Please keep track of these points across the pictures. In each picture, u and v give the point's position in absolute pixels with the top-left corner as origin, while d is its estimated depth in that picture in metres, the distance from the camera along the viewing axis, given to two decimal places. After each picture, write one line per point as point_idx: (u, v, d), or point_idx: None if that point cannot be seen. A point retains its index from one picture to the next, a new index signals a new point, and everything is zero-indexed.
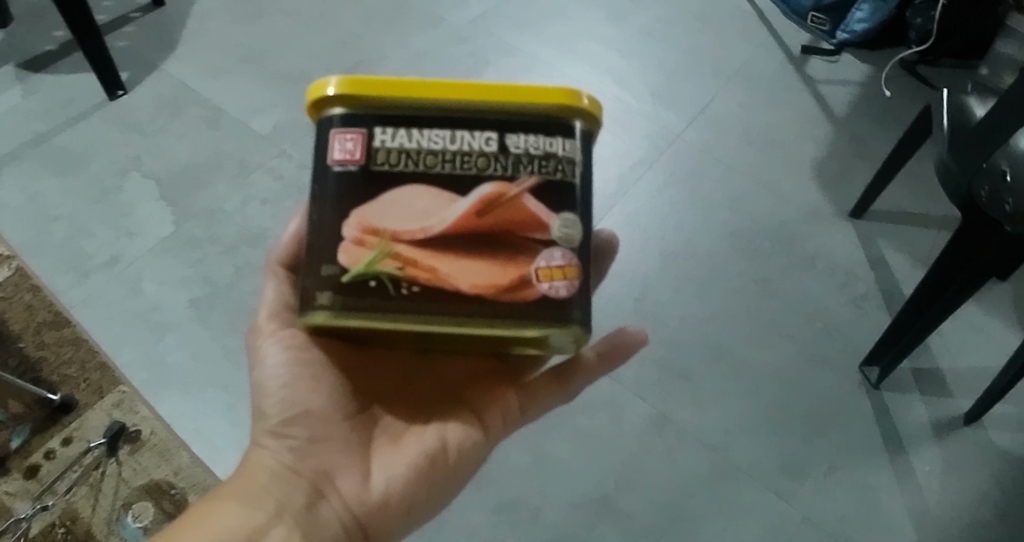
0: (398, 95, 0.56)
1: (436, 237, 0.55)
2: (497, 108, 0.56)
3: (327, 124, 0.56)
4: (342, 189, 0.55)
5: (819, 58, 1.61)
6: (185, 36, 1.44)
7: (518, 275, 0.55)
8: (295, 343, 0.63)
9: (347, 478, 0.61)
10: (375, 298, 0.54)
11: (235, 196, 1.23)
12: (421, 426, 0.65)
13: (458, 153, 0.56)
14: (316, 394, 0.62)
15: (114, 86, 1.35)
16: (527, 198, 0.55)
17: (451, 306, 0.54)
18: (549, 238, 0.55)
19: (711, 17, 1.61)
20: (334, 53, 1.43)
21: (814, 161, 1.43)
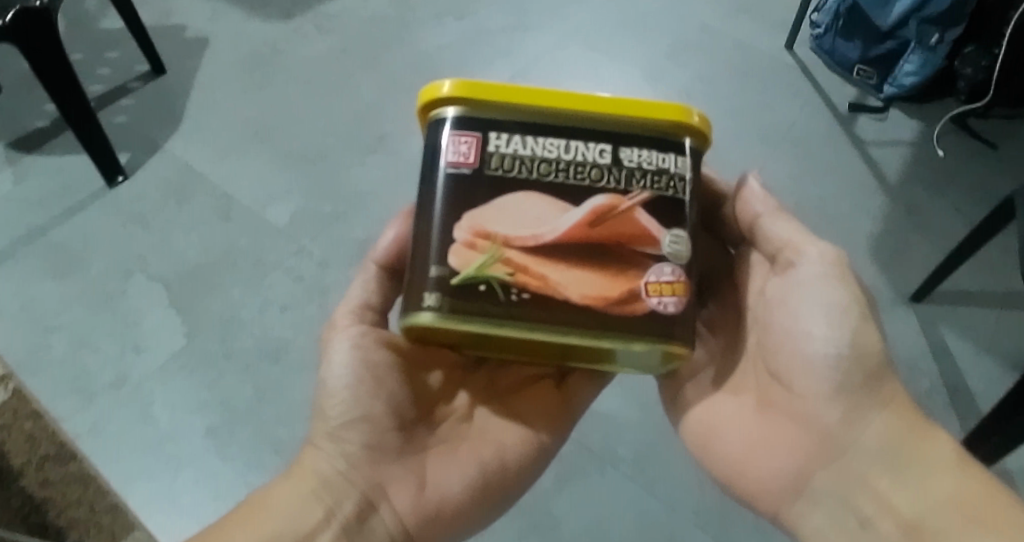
0: (517, 102, 0.61)
1: (547, 246, 0.59)
2: (611, 121, 0.62)
3: (444, 125, 0.61)
4: (457, 187, 0.59)
5: (868, 116, 1.50)
6: (188, 110, 1.33)
7: (628, 288, 0.59)
8: (365, 346, 0.69)
9: (402, 487, 0.67)
10: (485, 303, 0.57)
11: (250, 302, 1.11)
12: (477, 437, 0.72)
13: (573, 162, 0.61)
14: (376, 401, 0.67)
15: (113, 170, 1.24)
16: (640, 211, 0.60)
17: (564, 314, 0.58)
18: (659, 254, 0.60)
19: (751, 72, 1.51)
20: (351, 125, 1.31)
21: (872, 235, 1.33)
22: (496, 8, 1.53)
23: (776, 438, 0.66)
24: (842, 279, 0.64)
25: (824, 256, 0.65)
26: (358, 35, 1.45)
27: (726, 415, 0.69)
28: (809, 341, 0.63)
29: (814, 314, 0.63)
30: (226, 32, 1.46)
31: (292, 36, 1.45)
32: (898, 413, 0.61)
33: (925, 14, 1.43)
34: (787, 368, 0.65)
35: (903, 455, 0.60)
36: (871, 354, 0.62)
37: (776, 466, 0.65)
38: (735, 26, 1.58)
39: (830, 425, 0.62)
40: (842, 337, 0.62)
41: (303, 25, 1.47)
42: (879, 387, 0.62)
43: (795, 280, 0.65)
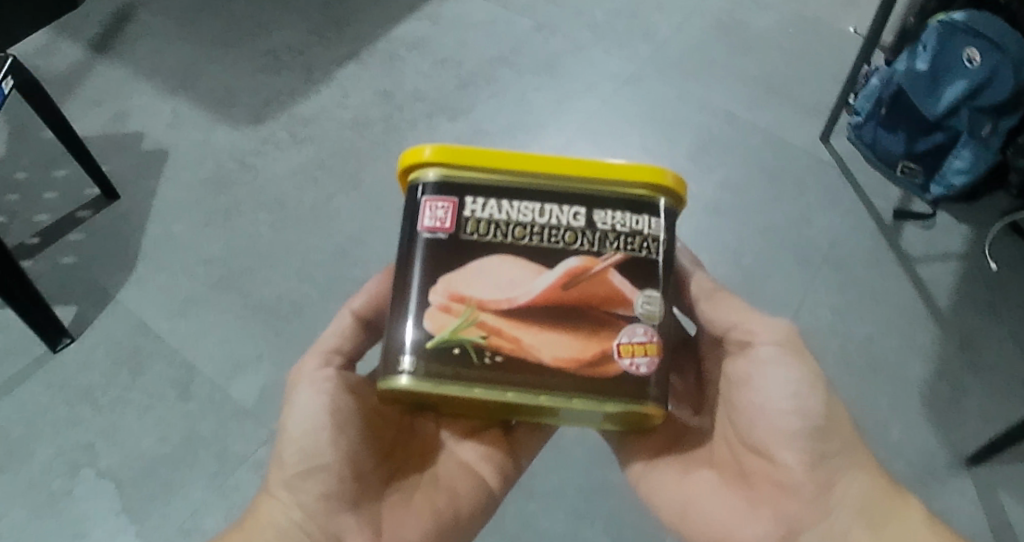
0: (491, 167, 0.62)
1: (520, 309, 0.61)
2: (585, 183, 0.62)
3: (420, 190, 0.62)
4: (433, 252, 0.61)
5: (914, 223, 1.32)
6: (144, 250, 1.18)
7: (599, 351, 0.60)
8: (330, 390, 0.67)
9: (356, 534, 0.65)
10: (455, 368, 0.59)
11: (217, 509, 0.98)
12: (434, 481, 0.71)
13: (547, 226, 0.62)
14: (338, 446, 0.65)
15: (57, 333, 1.08)
16: (613, 272, 0.61)
17: (534, 377, 0.59)
18: (631, 315, 0.61)
19: (784, 175, 1.33)
20: (327, 268, 1.15)
21: (925, 386, 1.17)
22: (494, 103, 1.35)
23: (755, 510, 0.68)
24: (797, 356, 0.68)
25: (777, 334, 0.68)
26: (337, 145, 1.27)
27: (692, 486, 0.72)
28: (778, 412, 0.66)
29: (782, 389, 0.66)
30: (188, 143, 1.29)
31: (263, 147, 1.27)
32: (869, 475, 0.66)
33: (978, 104, 1.25)
34: (759, 441, 0.68)
35: (878, 516, 0.65)
36: (837, 421, 0.66)
37: (756, 539, 0.68)
38: (766, 114, 1.39)
39: (807, 492, 0.66)
40: (810, 408, 0.66)
41: (275, 132, 1.29)
42: (850, 452, 0.66)
43: (753, 358, 0.69)
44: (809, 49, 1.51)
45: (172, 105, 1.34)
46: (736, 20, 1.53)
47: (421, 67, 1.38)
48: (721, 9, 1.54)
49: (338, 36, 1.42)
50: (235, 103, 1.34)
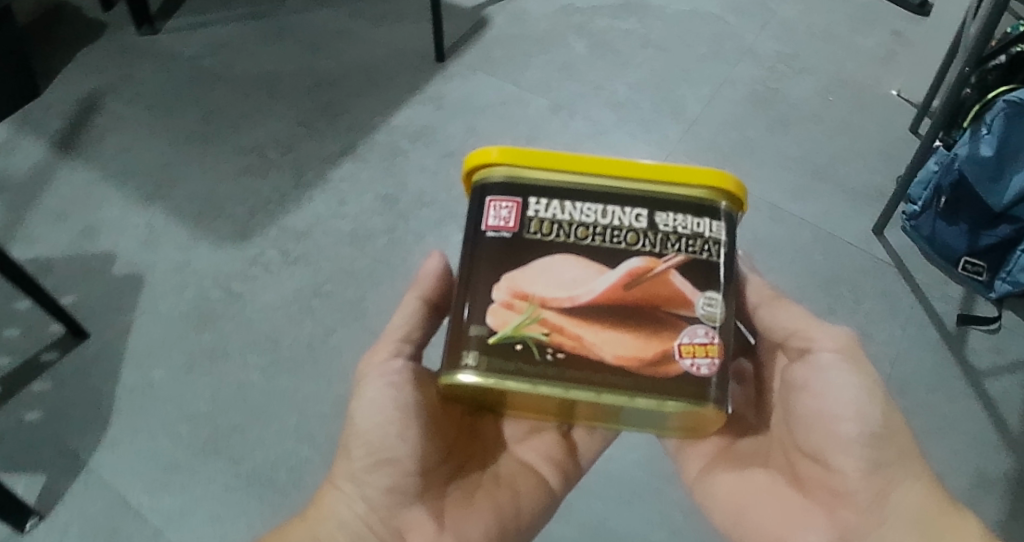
0: (552, 168, 0.59)
1: (582, 306, 0.56)
2: (645, 186, 0.59)
3: (482, 192, 0.59)
4: (493, 252, 0.57)
5: (979, 327, 1.18)
6: (120, 402, 1.03)
7: (661, 349, 0.55)
8: (399, 385, 0.63)
9: (417, 531, 0.63)
10: (517, 364, 0.55)
11: None
12: (495, 481, 0.68)
13: (609, 227, 0.58)
14: (404, 443, 0.62)
15: (20, 517, 0.93)
16: (674, 273, 0.57)
17: (595, 375, 0.55)
18: (693, 316, 0.56)
19: (838, 278, 1.19)
20: (326, 422, 1.00)
21: (999, 527, 1.02)
22: None
23: (807, 515, 0.64)
24: (858, 363, 0.63)
25: (837, 340, 0.64)
26: (333, 264, 1.12)
27: (748, 496, 0.67)
28: (835, 418, 0.61)
29: (840, 392, 0.62)
30: (165, 265, 1.14)
31: (250, 270, 1.12)
32: (928, 488, 0.61)
33: None
34: (813, 442, 0.63)
35: (939, 531, 0.59)
36: (897, 428, 0.61)
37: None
38: (814, 205, 1.25)
39: (862, 500, 0.60)
40: (871, 415, 0.60)
41: (264, 251, 1.13)
42: (911, 463, 0.61)
43: (812, 363, 0.64)
44: (852, 119, 1.36)
45: (147, 218, 1.19)
46: (771, 89, 1.38)
47: (425, 162, 1.22)
48: (753, 76, 1.39)
49: (330, 127, 1.28)
50: (218, 214, 1.18)
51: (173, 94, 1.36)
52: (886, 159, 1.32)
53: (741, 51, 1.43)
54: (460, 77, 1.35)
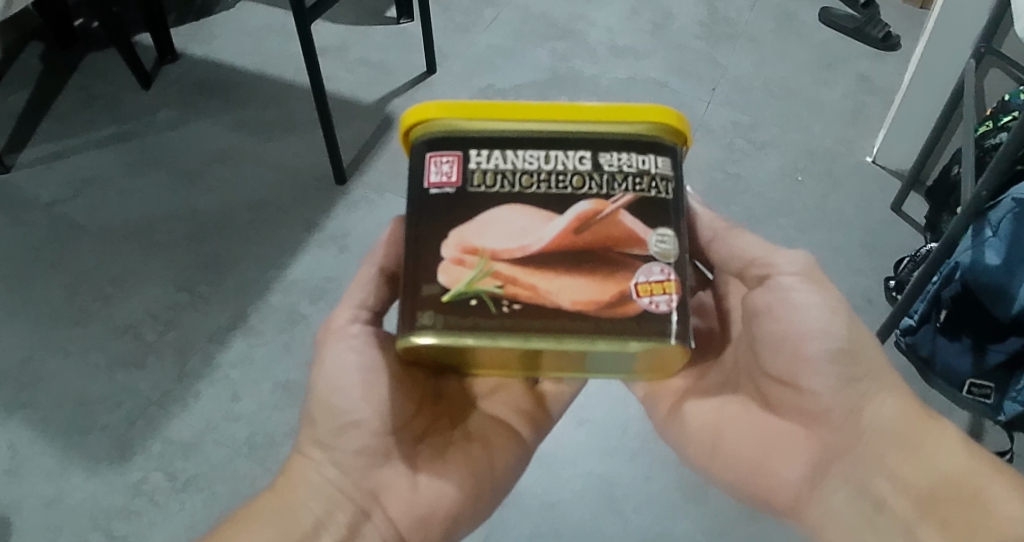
0: (488, 119, 0.53)
1: (534, 255, 0.50)
2: (583, 129, 0.53)
3: (419, 151, 0.53)
4: (435, 208, 0.51)
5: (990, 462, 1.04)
6: None
7: (618, 291, 0.49)
8: (366, 344, 0.55)
9: (394, 493, 0.56)
10: (471, 317, 0.48)
11: None
12: (466, 439, 0.59)
13: (554, 172, 0.52)
14: (371, 404, 0.54)
15: None
16: (625, 214, 0.51)
17: (555, 322, 0.48)
18: (646, 254, 0.50)
19: None
20: None
21: None
22: None
23: (796, 444, 0.57)
24: (819, 282, 0.56)
25: (799, 263, 0.57)
26: (229, 489, 0.93)
27: (726, 431, 0.59)
28: (805, 337, 0.54)
29: (808, 314, 0.54)
30: (31, 502, 0.94)
31: (134, 504, 0.93)
32: (900, 397, 0.55)
33: None
34: (782, 366, 0.55)
35: (917, 437, 0.53)
36: (863, 342, 0.55)
37: (784, 468, 0.57)
38: None
39: (835, 419, 0.55)
40: (836, 331, 0.54)
41: (150, 475, 0.95)
42: (880, 373, 0.55)
43: (771, 287, 0.56)
44: (826, 203, 1.19)
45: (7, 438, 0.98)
46: (731, 175, 1.20)
47: None
48: (709, 160, 1.22)
49: (215, 291, 1.07)
50: (90, 426, 0.99)
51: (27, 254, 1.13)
52: (868, 253, 1.15)
53: (693, 126, 1.25)
54: (365, 204, 1.14)
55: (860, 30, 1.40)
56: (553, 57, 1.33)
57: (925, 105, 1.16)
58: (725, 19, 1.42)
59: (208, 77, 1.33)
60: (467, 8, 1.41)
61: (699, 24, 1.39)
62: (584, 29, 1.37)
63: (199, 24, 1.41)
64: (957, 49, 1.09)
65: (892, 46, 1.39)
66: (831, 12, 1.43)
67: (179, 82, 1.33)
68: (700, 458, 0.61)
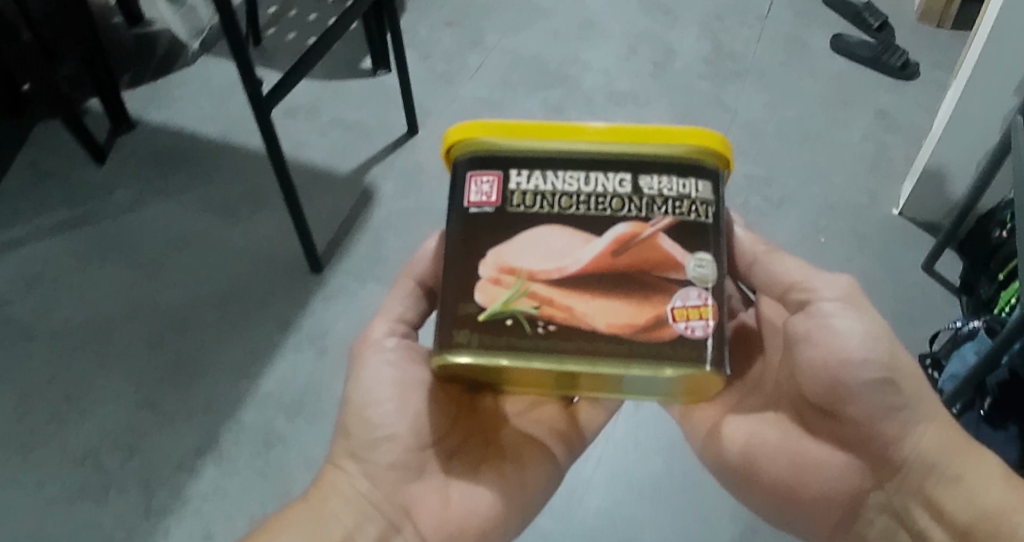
0: (536, 141, 0.75)
1: (569, 275, 0.70)
2: (629, 153, 0.74)
3: (470, 172, 0.74)
4: (481, 222, 0.72)
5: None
6: None
7: (654, 316, 0.69)
8: (396, 362, 0.82)
9: (420, 500, 0.81)
10: (505, 336, 0.68)
11: None
12: (497, 455, 0.85)
13: (594, 193, 0.73)
14: (405, 419, 0.80)
15: None
16: (663, 238, 0.71)
17: (588, 342, 0.68)
18: (684, 279, 0.70)
19: None
20: None
21: None
22: None
23: (823, 453, 0.83)
24: (857, 306, 0.78)
25: (838, 290, 0.79)
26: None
27: (762, 447, 0.87)
28: (851, 365, 0.76)
29: (850, 338, 0.76)
30: None
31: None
32: (941, 426, 0.77)
33: None
34: (825, 392, 0.79)
35: (949, 457, 0.76)
36: (906, 376, 0.76)
37: (833, 478, 0.83)
38: None
39: (878, 443, 0.78)
40: (879, 360, 0.75)
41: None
42: (921, 404, 0.77)
43: (814, 311, 0.79)
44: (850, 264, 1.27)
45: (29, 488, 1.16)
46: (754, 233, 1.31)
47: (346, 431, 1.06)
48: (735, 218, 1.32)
49: (180, 411, 1.23)
50: (107, 493, 1.16)
51: (21, 334, 1.31)
52: (898, 321, 1.21)
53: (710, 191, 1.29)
54: (345, 292, 1.33)
55: (876, 59, 1.52)
56: (548, 104, 1.50)
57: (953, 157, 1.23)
58: (731, 53, 1.58)
59: (165, 147, 1.52)
60: (448, 53, 1.60)
61: (705, 64, 1.55)
62: (577, 74, 1.55)
63: (157, 83, 1.62)
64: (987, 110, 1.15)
65: (911, 74, 1.51)
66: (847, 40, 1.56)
67: (142, 146, 1.52)
68: (740, 467, 0.88)
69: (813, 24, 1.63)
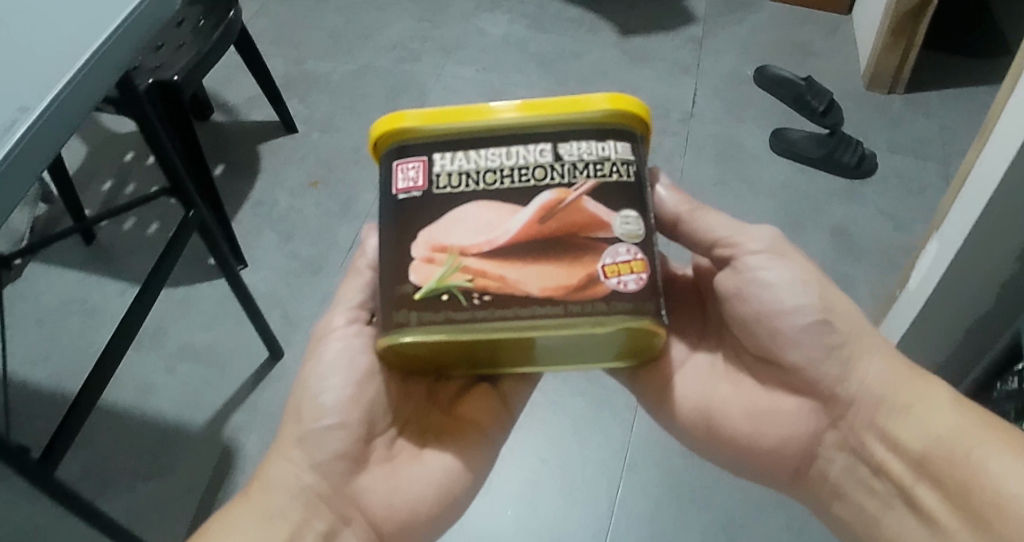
0: (455, 121, 0.56)
1: (502, 247, 0.52)
2: (541, 120, 0.55)
3: (393, 157, 0.55)
4: (408, 213, 0.53)
5: None
6: None
7: (586, 274, 0.51)
8: (353, 347, 0.63)
9: (370, 489, 0.62)
10: (444, 313, 0.50)
11: None
12: (434, 445, 0.66)
13: (516, 167, 0.54)
14: (358, 404, 0.62)
15: None
16: (587, 199, 0.53)
17: (524, 310, 0.50)
18: (612, 236, 0.52)
19: None
20: None
21: None
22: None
23: (793, 412, 0.65)
24: (785, 255, 0.64)
25: (764, 239, 0.64)
26: None
27: (718, 405, 0.68)
28: (782, 314, 0.62)
29: (775, 289, 0.62)
30: None
31: None
32: (888, 360, 0.62)
33: None
34: (760, 347, 0.65)
35: (902, 392, 0.60)
36: (842, 314, 0.62)
37: (789, 423, 0.65)
38: None
39: (828, 385, 0.63)
40: (807, 303, 0.62)
41: None
42: (861, 338, 0.62)
43: (739, 267, 0.64)
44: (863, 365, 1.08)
45: None
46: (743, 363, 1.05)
47: None
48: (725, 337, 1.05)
49: None
50: None
51: None
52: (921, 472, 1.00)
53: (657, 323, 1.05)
54: None
55: (830, 157, 1.17)
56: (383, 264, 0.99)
57: (959, 286, 0.86)
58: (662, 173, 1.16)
59: None
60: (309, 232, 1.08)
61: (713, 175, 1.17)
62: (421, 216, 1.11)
63: None
64: (1004, 240, 0.79)
65: (868, 171, 1.17)
66: (789, 138, 1.20)
67: None
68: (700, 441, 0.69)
69: (749, 117, 1.25)
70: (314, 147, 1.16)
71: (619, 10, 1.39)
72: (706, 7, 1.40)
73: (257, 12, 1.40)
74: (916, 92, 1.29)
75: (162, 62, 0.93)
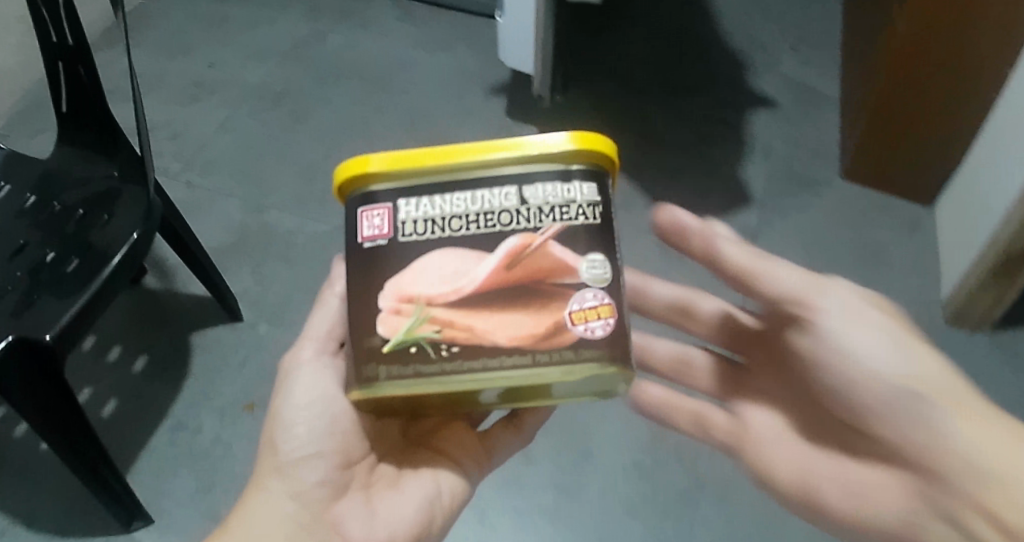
0: (412, 166, 0.43)
1: (468, 299, 0.42)
2: (503, 158, 0.43)
3: (353, 205, 0.44)
4: (364, 267, 0.42)
5: None
6: None
7: (551, 323, 0.41)
8: (321, 377, 0.52)
9: (352, 519, 0.50)
10: (411, 367, 0.41)
11: None
12: (412, 468, 0.54)
13: (481, 214, 0.43)
14: (337, 424, 0.51)
15: None
16: (554, 244, 0.42)
17: (491, 368, 0.40)
18: (575, 281, 0.41)
19: None
20: None
21: None
22: None
23: (892, 485, 0.47)
24: (874, 307, 0.48)
25: (839, 295, 0.48)
26: None
27: (795, 474, 0.52)
28: (859, 378, 0.47)
29: (860, 352, 0.47)
30: None
31: None
32: (994, 417, 0.44)
33: None
34: (843, 411, 0.49)
35: (1014, 458, 0.42)
36: (942, 370, 0.45)
37: (891, 502, 0.47)
38: None
39: (921, 464, 0.45)
40: (902, 367, 0.45)
41: None
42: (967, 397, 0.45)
43: (817, 332, 0.49)
44: None
45: None
46: None
47: None
48: None
49: None
50: None
51: None
52: None
53: None
54: None
55: None
56: None
57: None
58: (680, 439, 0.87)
59: None
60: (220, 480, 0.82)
61: None
62: None
63: None
64: None
65: None
66: None
67: None
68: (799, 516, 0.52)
69: None
70: (257, 347, 0.90)
71: (656, 177, 1.12)
72: (763, 179, 1.12)
73: (221, 126, 1.11)
74: (1011, 327, 1.01)
75: (36, 315, 0.67)
